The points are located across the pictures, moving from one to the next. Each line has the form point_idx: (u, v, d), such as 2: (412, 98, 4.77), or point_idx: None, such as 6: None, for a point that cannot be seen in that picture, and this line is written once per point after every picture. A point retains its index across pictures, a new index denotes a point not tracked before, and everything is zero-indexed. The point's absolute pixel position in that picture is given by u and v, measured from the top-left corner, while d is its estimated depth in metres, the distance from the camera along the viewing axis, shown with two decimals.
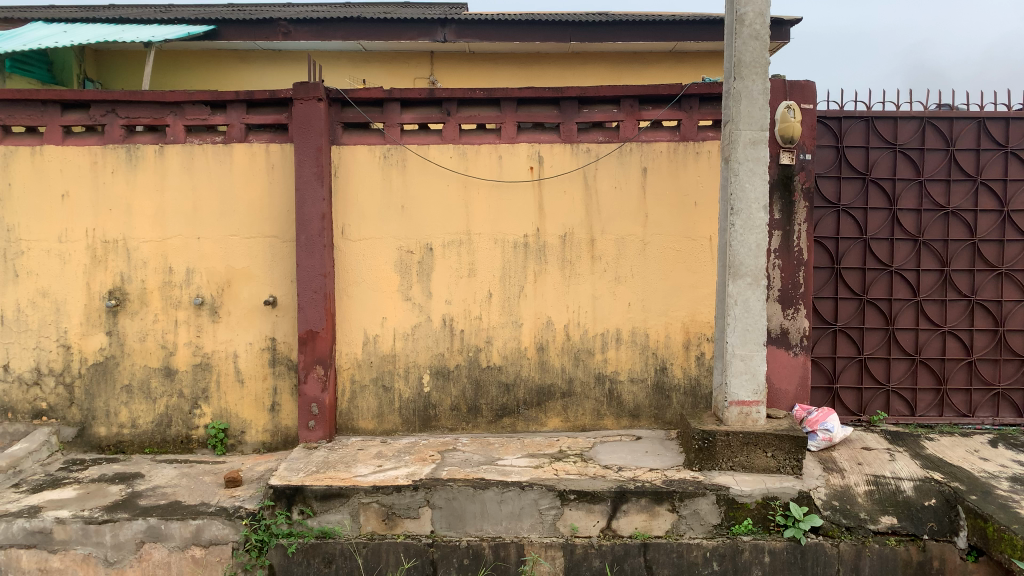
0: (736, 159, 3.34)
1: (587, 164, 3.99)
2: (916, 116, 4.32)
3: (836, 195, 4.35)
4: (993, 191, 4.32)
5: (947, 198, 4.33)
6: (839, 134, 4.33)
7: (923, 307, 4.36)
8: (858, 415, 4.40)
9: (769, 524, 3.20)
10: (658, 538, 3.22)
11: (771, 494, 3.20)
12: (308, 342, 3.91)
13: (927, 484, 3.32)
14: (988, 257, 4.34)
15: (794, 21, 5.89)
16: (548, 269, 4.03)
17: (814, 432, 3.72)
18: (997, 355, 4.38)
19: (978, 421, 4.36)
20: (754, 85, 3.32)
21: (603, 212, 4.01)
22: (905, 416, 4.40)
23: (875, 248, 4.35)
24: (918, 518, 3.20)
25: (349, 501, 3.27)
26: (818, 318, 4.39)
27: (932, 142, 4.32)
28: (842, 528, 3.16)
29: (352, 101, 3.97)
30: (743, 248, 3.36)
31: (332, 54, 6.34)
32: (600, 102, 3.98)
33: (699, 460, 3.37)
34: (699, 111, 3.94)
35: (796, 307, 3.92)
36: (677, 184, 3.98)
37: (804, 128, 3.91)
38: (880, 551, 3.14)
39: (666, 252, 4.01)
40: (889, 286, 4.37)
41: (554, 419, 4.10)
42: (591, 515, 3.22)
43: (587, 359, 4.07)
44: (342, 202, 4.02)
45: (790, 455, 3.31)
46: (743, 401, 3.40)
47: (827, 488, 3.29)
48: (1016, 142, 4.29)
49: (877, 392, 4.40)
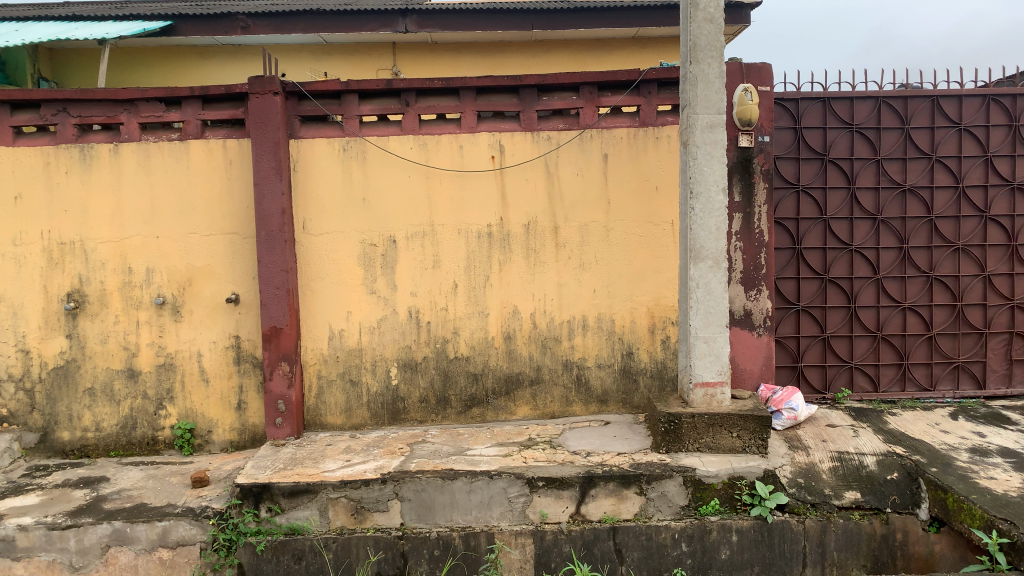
0: (694, 142, 3.35)
1: (548, 152, 3.99)
2: (872, 96, 4.36)
3: (795, 175, 4.39)
4: (948, 168, 4.39)
5: (904, 175, 4.39)
6: (796, 116, 4.36)
7: (883, 285, 4.42)
8: (822, 393, 4.46)
9: (736, 504, 3.23)
10: (627, 521, 3.23)
11: (737, 474, 3.24)
12: (272, 338, 3.89)
13: (889, 459, 3.39)
14: (944, 233, 4.42)
15: (754, 5, 5.93)
16: (512, 258, 4.03)
17: (779, 411, 3.76)
18: (956, 329, 4.46)
19: (939, 395, 4.45)
20: (710, 69, 3.34)
21: (566, 200, 4.01)
22: (868, 392, 4.47)
23: (834, 227, 4.41)
24: (881, 491, 3.25)
25: (317, 497, 3.26)
26: (781, 298, 4.44)
27: (887, 121, 4.37)
28: (807, 505, 3.21)
29: (309, 94, 3.92)
30: (703, 231, 3.38)
31: (293, 47, 6.28)
32: (559, 90, 3.98)
33: (666, 442, 3.40)
34: (658, 96, 3.96)
35: (758, 288, 3.96)
36: (639, 170, 4.00)
37: (762, 110, 3.95)
38: (845, 526, 3.20)
39: (630, 238, 4.02)
40: (849, 264, 4.42)
41: (523, 407, 4.11)
42: (560, 501, 3.24)
43: (554, 347, 4.08)
44: (301, 196, 3.99)
45: (755, 435, 3.35)
46: (708, 383, 3.43)
47: (792, 466, 3.34)
48: (968, 119, 4.37)
49: (840, 369, 4.46)
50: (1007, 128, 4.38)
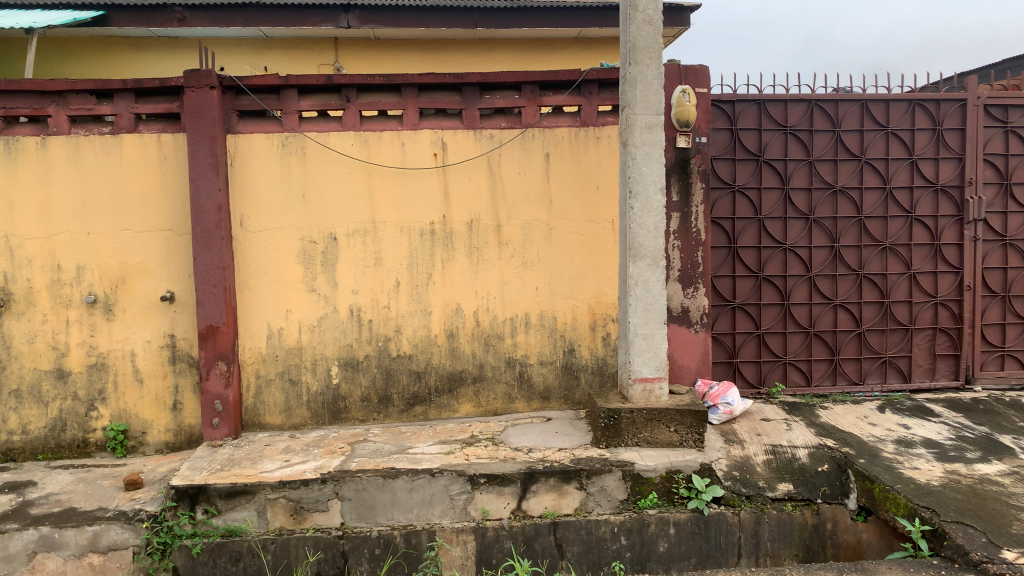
0: (633, 143, 3.41)
1: (490, 150, 4.00)
2: (805, 99, 4.49)
3: (731, 175, 4.49)
4: (876, 169, 4.56)
5: (835, 176, 4.54)
6: (732, 117, 4.46)
7: (815, 282, 4.56)
8: (757, 387, 4.58)
9: (673, 497, 3.29)
10: (568, 516, 3.26)
11: (674, 468, 3.30)
12: (209, 337, 3.81)
13: (821, 451, 3.49)
14: (873, 232, 4.59)
15: (693, 8, 6.04)
16: (455, 256, 4.03)
17: (715, 405, 3.85)
18: (884, 325, 4.64)
19: (868, 389, 4.62)
20: (649, 70, 3.39)
21: (508, 198, 4.03)
22: (801, 386, 4.61)
23: (769, 226, 4.52)
24: (812, 483, 3.37)
25: (255, 498, 3.21)
26: (717, 295, 4.53)
27: (820, 123, 4.51)
28: (742, 497, 3.30)
29: (247, 88, 3.85)
30: (642, 231, 3.44)
31: (231, 40, 6.16)
32: (502, 88, 3.99)
33: (606, 438, 3.45)
34: (599, 96, 4.00)
35: (695, 286, 4.05)
36: (580, 169, 4.04)
37: (699, 112, 4.03)
38: (778, 517, 3.29)
39: (572, 237, 4.06)
40: (783, 262, 4.55)
41: (465, 405, 4.11)
42: (501, 498, 3.26)
43: (497, 344, 4.10)
44: (239, 192, 3.92)
45: (692, 429, 3.42)
46: (646, 378, 3.49)
47: (728, 460, 3.41)
48: (896, 123, 4.55)
49: (774, 364, 4.58)
50: (931, 132, 4.59)
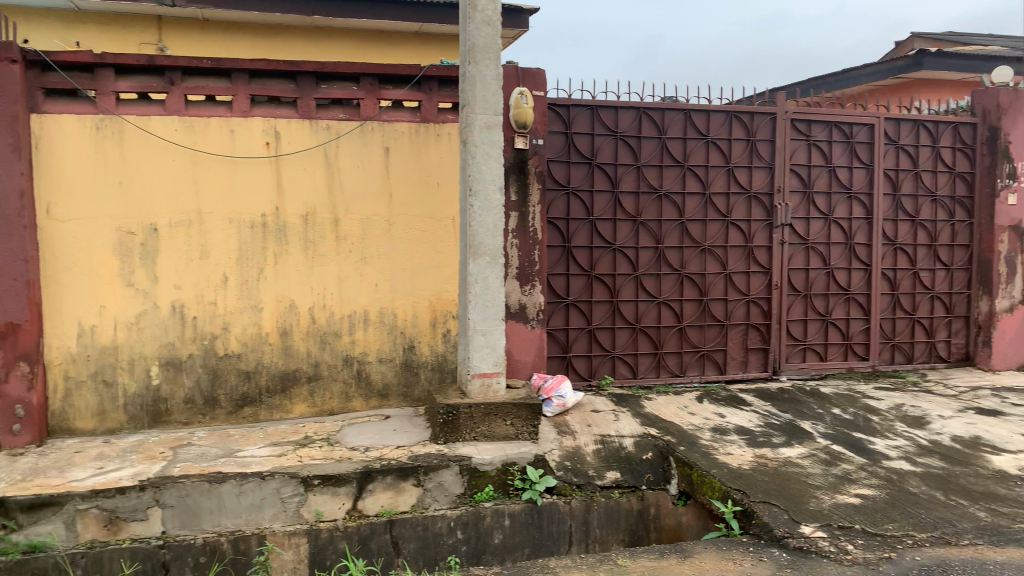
0: (472, 142, 3.44)
1: (327, 142, 3.91)
2: (634, 107, 4.72)
3: (566, 177, 4.63)
4: (697, 176, 4.90)
5: (660, 181, 4.82)
6: (567, 121, 4.60)
7: (642, 281, 4.82)
8: (588, 380, 4.76)
9: (509, 489, 3.38)
10: (404, 514, 3.24)
11: (510, 460, 3.40)
12: (7, 336, 3.47)
13: (645, 440, 3.74)
14: (693, 234, 4.92)
15: (531, 12, 6.19)
16: (289, 250, 3.90)
17: (549, 399, 3.98)
18: (703, 321, 4.97)
19: (688, 380, 4.94)
20: (487, 70, 3.44)
21: (346, 191, 3.95)
22: (628, 378, 4.84)
23: (600, 227, 4.72)
24: (637, 470, 3.57)
25: (62, 510, 2.96)
26: (552, 292, 4.65)
27: (647, 130, 4.77)
28: (573, 486, 3.42)
29: (55, 64, 3.53)
30: (481, 228, 3.48)
31: (36, 11, 5.62)
32: (339, 79, 3.91)
33: (444, 434, 3.47)
34: (439, 93, 4.03)
35: (533, 283, 4.16)
36: (419, 164, 4.03)
37: (536, 114, 4.14)
38: (607, 504, 3.41)
39: (411, 233, 4.05)
40: (613, 262, 4.76)
41: (299, 405, 3.99)
42: (336, 498, 3.19)
43: (333, 342, 4.00)
44: (45, 177, 3.59)
45: (527, 422, 3.56)
46: (485, 373, 3.56)
47: (560, 450, 3.58)
48: (714, 133, 4.90)
49: (604, 358, 4.79)
50: (745, 143, 5.00)
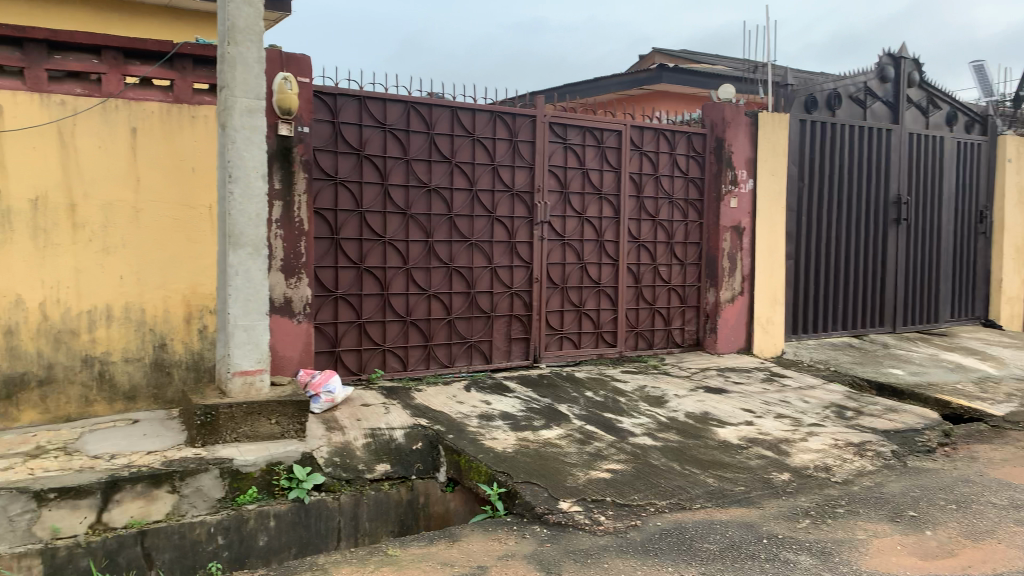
0: (232, 126, 3.28)
1: (61, 118, 3.51)
2: (402, 101, 4.75)
3: (333, 168, 4.54)
4: (463, 171, 5.04)
5: (429, 175, 4.89)
6: (334, 110, 4.51)
7: (411, 274, 4.86)
8: (357, 374, 4.72)
9: (274, 489, 3.25)
10: (157, 523, 2.98)
11: (275, 460, 3.30)
12: None
13: (415, 431, 3.83)
14: (460, 228, 5.06)
15: None
16: (14, 238, 3.46)
17: (317, 395, 3.92)
18: (470, 313, 5.14)
19: (456, 370, 5.08)
20: (248, 51, 3.30)
21: (84, 173, 3.58)
22: (398, 371, 4.87)
23: (369, 219, 4.69)
24: (407, 461, 3.63)
25: None
26: (320, 286, 4.54)
27: (416, 124, 4.82)
28: (342, 482, 3.37)
29: None
30: (242, 217, 3.34)
31: None
32: (76, 49, 3.53)
33: (202, 436, 3.30)
34: (193, 73, 3.79)
35: (298, 277, 4.09)
36: (169, 148, 3.75)
37: (302, 102, 4.05)
38: (376, 496, 3.40)
39: (163, 221, 3.76)
40: (382, 255, 4.75)
41: (28, 412, 3.55)
42: (76, 512, 2.89)
43: (70, 341, 3.62)
44: None
45: (293, 419, 3.49)
46: (246, 371, 3.47)
47: (329, 446, 3.51)
48: (479, 131, 5.08)
49: (374, 351, 4.77)
50: (508, 142, 5.23)
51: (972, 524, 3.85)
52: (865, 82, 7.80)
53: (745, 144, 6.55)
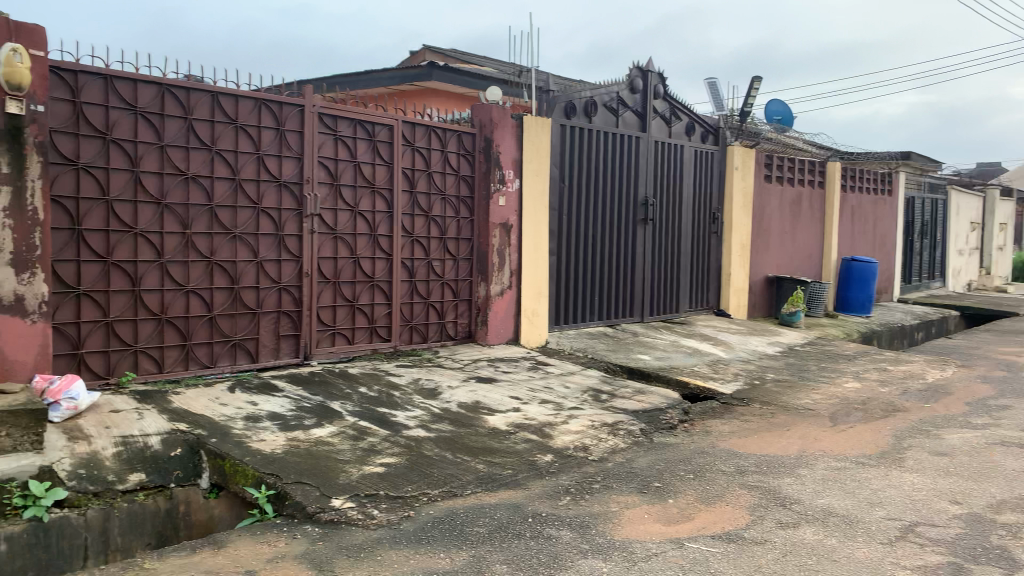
0: None
1: None
2: (154, 82, 4.55)
3: (75, 152, 4.25)
4: (225, 160, 4.92)
5: (186, 164, 4.72)
6: (75, 89, 4.24)
7: (167, 268, 4.66)
8: (105, 378, 4.43)
9: (6, 510, 2.92)
10: None
11: (5, 476, 3.01)
12: None
13: (172, 437, 3.75)
14: (223, 220, 4.93)
15: None
16: None
17: (57, 402, 3.69)
18: (233, 310, 5.02)
19: (218, 371, 4.95)
20: None
21: None
22: (153, 373, 4.65)
23: (118, 209, 4.43)
24: (165, 469, 3.50)
25: None
26: (59, 282, 4.23)
27: (170, 108, 4.64)
28: (89, 496, 3.12)
29: None
30: None
31: None
32: None
33: None
34: None
35: (32, 271, 3.97)
36: None
37: (35, 77, 3.95)
38: (129, 508, 3.18)
39: None
40: (133, 248, 4.51)
41: None
42: None
43: None
44: None
45: (28, 431, 3.23)
46: None
47: (72, 458, 3.32)
48: (242, 118, 4.98)
49: (124, 352, 4.51)
50: (274, 131, 5.18)
51: (706, 489, 4.40)
52: (617, 92, 8.46)
53: (511, 144, 6.93)
